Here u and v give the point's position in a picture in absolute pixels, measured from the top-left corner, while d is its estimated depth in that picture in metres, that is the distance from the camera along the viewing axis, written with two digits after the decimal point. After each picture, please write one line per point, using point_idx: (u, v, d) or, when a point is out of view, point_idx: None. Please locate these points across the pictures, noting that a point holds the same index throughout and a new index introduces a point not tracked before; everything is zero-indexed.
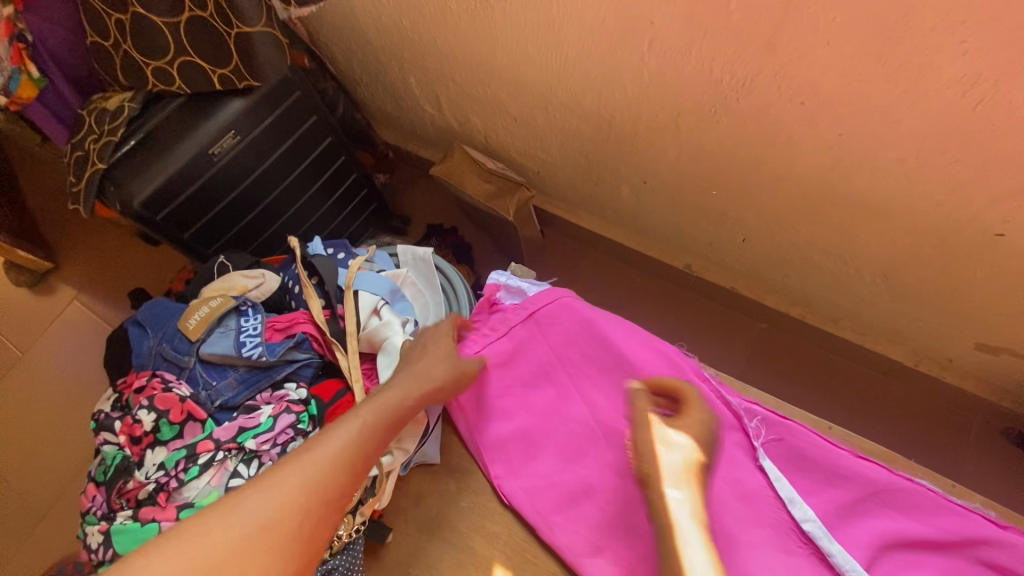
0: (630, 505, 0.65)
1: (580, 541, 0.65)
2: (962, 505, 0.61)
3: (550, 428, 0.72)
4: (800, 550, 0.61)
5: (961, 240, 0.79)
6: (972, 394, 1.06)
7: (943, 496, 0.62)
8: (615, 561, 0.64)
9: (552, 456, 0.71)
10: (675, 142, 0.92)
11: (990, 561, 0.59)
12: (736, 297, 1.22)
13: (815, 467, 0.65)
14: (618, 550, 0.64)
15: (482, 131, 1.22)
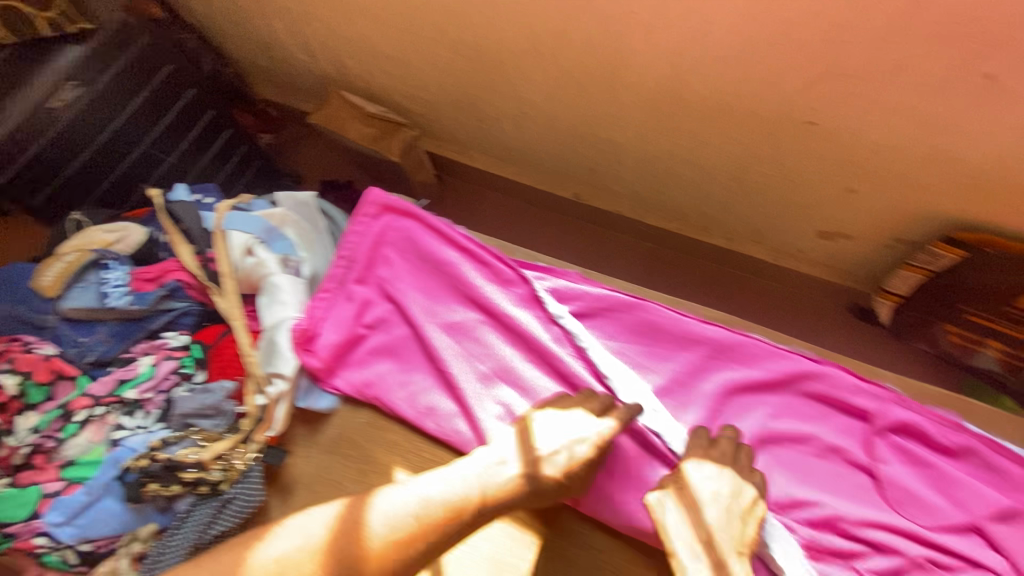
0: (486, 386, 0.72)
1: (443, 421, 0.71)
2: (787, 350, 0.71)
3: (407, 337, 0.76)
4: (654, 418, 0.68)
5: (782, 130, 0.88)
6: (824, 279, 1.17)
7: (772, 344, 0.71)
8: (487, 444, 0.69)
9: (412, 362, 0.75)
10: (538, 64, 0.96)
11: (814, 391, 0.69)
12: (623, 221, 1.30)
13: (667, 336, 0.73)
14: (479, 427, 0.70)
15: (361, 75, 1.19)
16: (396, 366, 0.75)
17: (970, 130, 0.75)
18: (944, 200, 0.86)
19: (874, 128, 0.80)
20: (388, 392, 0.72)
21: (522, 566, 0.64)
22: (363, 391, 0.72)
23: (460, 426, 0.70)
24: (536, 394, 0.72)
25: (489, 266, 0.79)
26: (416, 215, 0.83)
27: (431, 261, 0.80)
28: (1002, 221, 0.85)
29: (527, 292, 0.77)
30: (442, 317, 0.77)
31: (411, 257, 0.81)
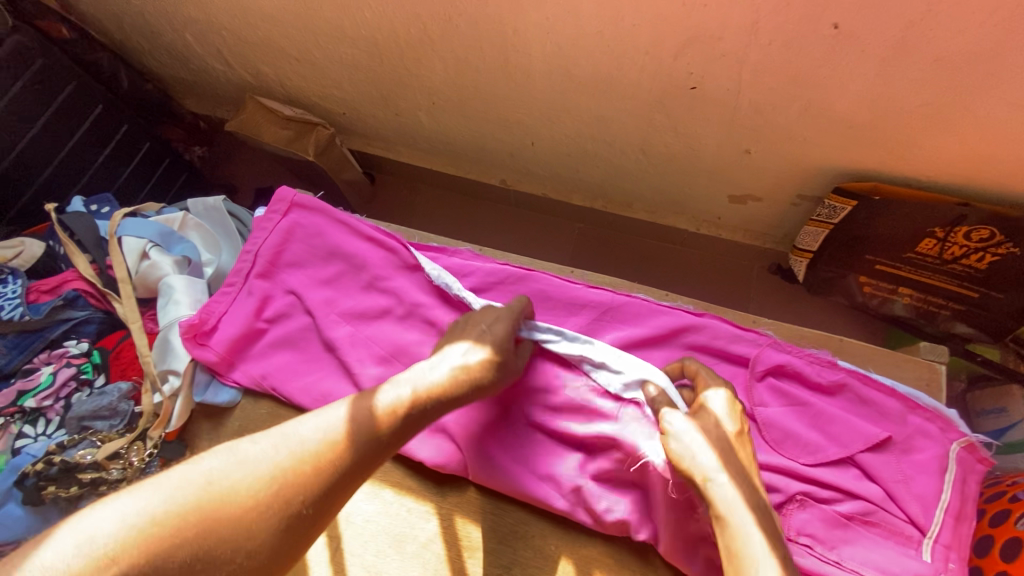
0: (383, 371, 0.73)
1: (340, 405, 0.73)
2: (669, 307, 0.74)
3: (308, 326, 0.78)
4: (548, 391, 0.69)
5: (669, 99, 0.90)
6: (743, 243, 1.20)
7: (654, 301, 0.74)
8: None
9: (313, 350, 0.77)
10: (436, 55, 0.98)
11: (694, 342, 0.72)
12: (550, 203, 1.32)
13: (556, 303, 0.76)
14: None
15: (276, 79, 1.20)
16: (297, 356, 0.76)
17: (836, 83, 0.77)
18: (831, 152, 0.88)
19: (751, 89, 0.82)
20: (288, 381, 0.75)
21: (429, 527, 0.67)
22: (263, 381, 0.74)
23: None
24: None
25: (393, 253, 0.79)
26: (311, 203, 0.82)
27: (335, 250, 0.80)
28: (887, 169, 0.88)
29: (428, 278, 0.77)
30: (339, 304, 0.78)
31: (315, 247, 0.81)
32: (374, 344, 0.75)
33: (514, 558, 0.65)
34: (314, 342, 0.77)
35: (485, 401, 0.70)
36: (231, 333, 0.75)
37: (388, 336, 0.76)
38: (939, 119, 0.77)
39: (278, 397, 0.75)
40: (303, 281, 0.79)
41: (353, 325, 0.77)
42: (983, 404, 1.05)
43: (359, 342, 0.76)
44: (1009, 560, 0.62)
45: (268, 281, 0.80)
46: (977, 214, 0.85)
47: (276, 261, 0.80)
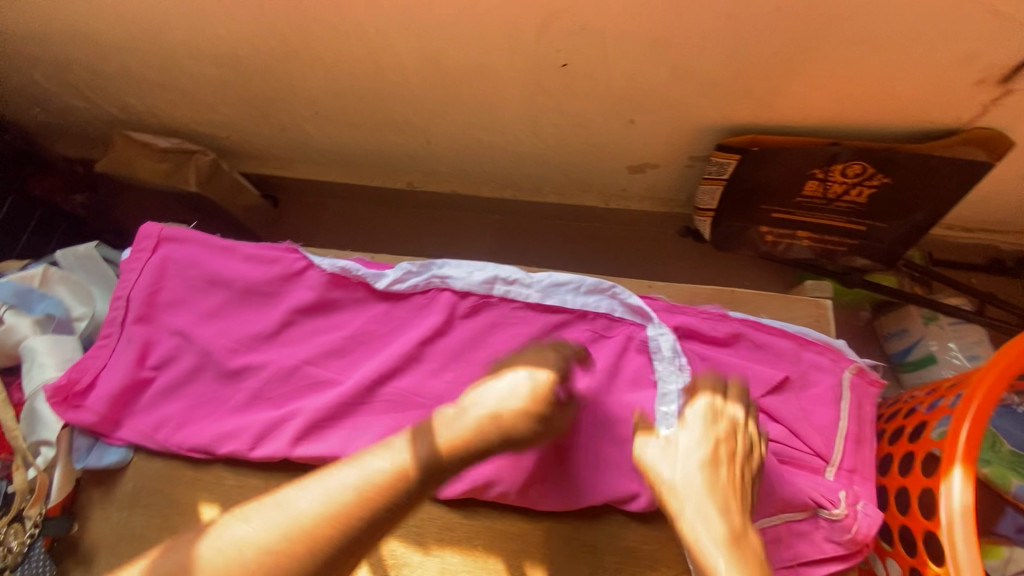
0: (287, 396, 0.70)
1: (240, 440, 0.67)
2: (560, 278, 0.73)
3: (198, 363, 0.72)
4: (458, 373, 0.70)
5: (546, 78, 0.89)
6: (652, 212, 1.22)
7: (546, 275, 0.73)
8: (294, 446, 0.67)
9: (207, 387, 0.71)
10: (306, 64, 0.94)
11: (591, 307, 0.72)
12: (461, 199, 1.30)
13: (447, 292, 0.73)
14: (283, 433, 0.67)
15: (147, 111, 1.12)
16: (191, 398, 0.71)
17: (694, 43, 0.78)
18: (707, 110, 0.90)
19: (619, 58, 0.83)
20: (185, 429, 0.69)
21: None
22: (157, 433, 0.69)
23: (264, 442, 0.67)
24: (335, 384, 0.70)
25: (277, 261, 0.75)
26: (185, 234, 0.77)
27: (212, 277, 0.75)
28: (761, 120, 0.91)
29: (318, 277, 0.74)
30: (229, 333, 0.73)
31: (190, 278, 0.75)
32: (270, 369, 0.71)
33: (439, 566, 0.63)
34: (207, 379, 0.72)
35: (392, 400, 0.69)
36: (114, 387, 0.70)
37: (285, 356, 0.71)
38: (795, 66, 0.79)
39: (175, 446, 0.69)
40: (186, 316, 0.74)
41: (245, 354, 0.72)
42: (888, 328, 1.12)
43: (255, 369, 0.71)
44: (904, 475, 0.65)
45: (147, 324, 0.74)
46: (847, 151, 0.89)
47: (153, 301, 0.75)
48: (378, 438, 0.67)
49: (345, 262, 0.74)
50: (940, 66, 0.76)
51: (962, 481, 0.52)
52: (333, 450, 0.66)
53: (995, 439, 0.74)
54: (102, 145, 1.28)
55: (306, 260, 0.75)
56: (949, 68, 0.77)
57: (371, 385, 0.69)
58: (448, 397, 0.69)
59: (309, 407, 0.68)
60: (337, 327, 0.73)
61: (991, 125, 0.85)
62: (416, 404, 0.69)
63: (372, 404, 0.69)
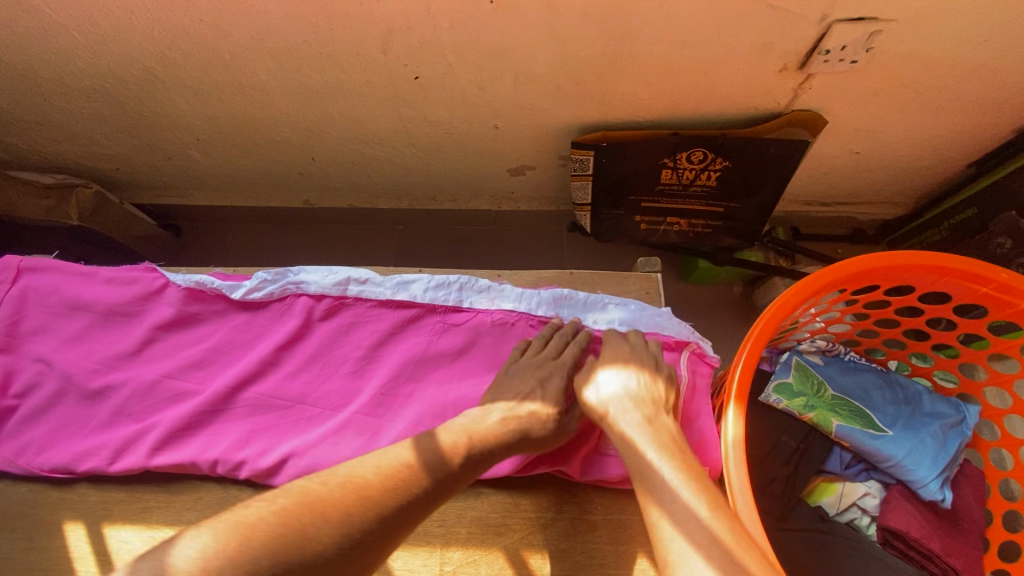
0: (149, 409, 0.72)
1: (100, 456, 0.69)
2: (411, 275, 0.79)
3: (60, 386, 0.74)
4: (316, 371, 0.74)
5: (404, 91, 0.95)
6: (541, 210, 1.29)
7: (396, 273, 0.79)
8: (153, 457, 0.68)
9: (70, 409, 0.73)
10: (175, 92, 0.97)
11: (439, 299, 0.78)
12: (361, 212, 1.34)
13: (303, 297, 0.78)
14: (143, 444, 0.69)
15: (29, 149, 1.13)
16: (54, 422, 0.72)
17: (525, 50, 0.85)
18: (558, 111, 0.98)
19: (464, 67, 0.89)
20: (48, 451, 0.70)
21: None
22: (17, 459, 0.70)
23: (123, 455, 0.69)
24: (195, 393, 0.72)
25: (138, 281, 0.78)
26: (48, 265, 0.80)
27: (74, 303, 0.77)
28: (608, 117, 0.99)
29: (176, 293, 0.77)
30: (91, 355, 0.75)
31: (53, 306, 0.78)
32: (130, 384, 0.73)
33: None
34: (70, 401, 0.73)
35: (252, 403, 0.72)
36: None
37: (146, 371, 0.74)
38: (621, 64, 0.87)
39: (36, 469, 0.70)
40: (49, 342, 0.76)
41: (107, 372, 0.74)
42: (760, 300, 1.23)
43: (116, 386, 0.73)
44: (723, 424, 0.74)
45: (10, 353, 0.75)
46: (685, 138, 0.98)
47: (16, 331, 0.76)
48: (236, 440, 0.69)
49: (200, 276, 0.78)
50: (744, 58, 0.85)
51: (734, 416, 0.63)
52: (191, 456, 0.68)
53: (820, 385, 0.84)
54: None
55: (167, 278, 0.78)
56: (752, 59, 0.85)
57: (232, 391, 0.72)
58: (306, 395, 0.73)
59: (170, 418, 0.70)
60: (197, 338, 0.76)
61: (807, 107, 0.95)
62: (275, 405, 0.72)
63: (233, 409, 0.71)
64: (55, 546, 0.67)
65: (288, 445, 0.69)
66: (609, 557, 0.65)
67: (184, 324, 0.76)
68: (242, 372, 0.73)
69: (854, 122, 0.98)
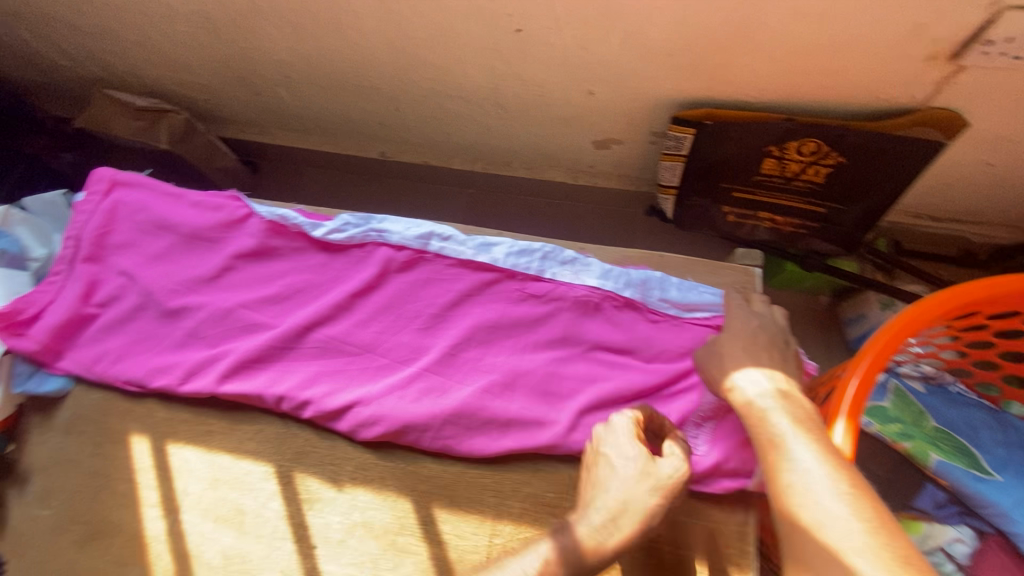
0: (220, 336, 0.72)
1: (172, 376, 0.70)
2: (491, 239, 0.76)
3: (139, 302, 0.75)
4: (385, 322, 0.73)
5: (502, 43, 0.90)
6: (619, 189, 1.22)
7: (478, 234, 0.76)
8: (221, 384, 0.68)
9: (146, 326, 0.74)
10: (271, 24, 0.96)
11: (518, 268, 0.75)
12: (433, 170, 1.31)
13: (380, 246, 0.76)
14: (212, 370, 0.70)
15: (127, 71, 1.15)
16: (131, 335, 0.73)
17: (642, 9, 0.78)
18: (662, 81, 0.91)
19: (570, 23, 0.83)
20: (124, 362, 0.72)
21: (268, 487, 0.66)
22: (94, 367, 0.72)
23: (192, 379, 0.69)
24: (266, 327, 0.72)
25: (222, 208, 0.78)
26: (140, 182, 0.81)
27: (160, 222, 0.78)
28: (715, 93, 0.91)
29: (259, 224, 0.77)
30: (171, 275, 0.76)
31: (141, 223, 0.79)
32: (205, 310, 0.73)
33: (351, 503, 0.65)
34: (146, 318, 0.74)
35: (320, 345, 0.71)
36: (57, 320, 0.73)
37: (221, 298, 0.74)
38: (745, 34, 0.79)
39: (111, 379, 0.71)
40: (132, 258, 0.77)
41: (184, 295, 0.74)
42: (847, 314, 1.13)
43: (191, 310, 0.73)
44: None
45: (96, 263, 0.77)
46: (800, 127, 0.89)
47: (104, 243, 0.78)
48: (302, 379, 0.69)
49: (285, 211, 0.77)
50: (887, 40, 0.76)
51: (843, 432, 0.57)
52: (258, 388, 0.68)
53: (920, 416, 0.77)
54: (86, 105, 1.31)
55: (249, 208, 0.78)
56: (899, 43, 0.75)
57: (303, 330, 0.71)
58: (374, 345, 0.71)
59: (243, 347, 0.71)
60: (272, 272, 0.75)
61: (947, 106, 0.84)
62: (342, 350, 0.71)
63: (302, 348, 0.71)
64: (122, 454, 0.69)
65: (353, 392, 0.68)
66: (670, 560, 0.61)
67: (262, 257, 0.76)
68: (314, 312, 0.72)
69: (1000, 129, 0.86)
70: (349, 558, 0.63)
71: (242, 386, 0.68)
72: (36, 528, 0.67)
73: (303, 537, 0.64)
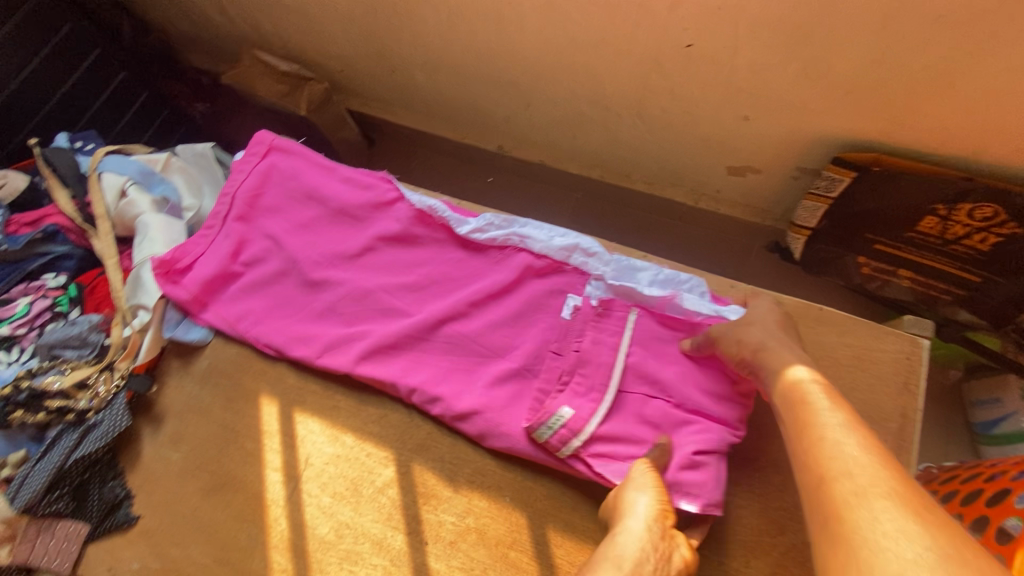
0: (356, 314, 0.73)
1: (311, 347, 0.71)
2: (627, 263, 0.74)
3: (283, 268, 0.76)
4: (517, 329, 0.71)
5: (664, 56, 0.86)
6: (741, 220, 1.16)
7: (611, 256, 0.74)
8: (357, 363, 0.70)
9: (287, 292, 0.75)
10: (430, 7, 0.96)
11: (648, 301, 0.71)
12: (547, 171, 1.28)
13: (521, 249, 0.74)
14: (349, 348, 0.71)
15: (276, 34, 1.18)
16: (273, 299, 0.75)
17: (835, 42, 0.73)
18: (831, 119, 0.85)
19: (750, 47, 0.79)
20: (264, 324, 0.74)
21: (386, 473, 0.67)
22: (235, 324, 0.74)
23: (328, 353, 0.71)
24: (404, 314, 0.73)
25: (372, 187, 0.79)
26: (293, 149, 0.82)
27: (312, 192, 0.80)
28: (890, 137, 0.84)
29: (406, 210, 0.77)
30: (315, 247, 0.77)
31: (292, 190, 0.80)
32: (343, 286, 0.74)
33: (466, 507, 0.65)
34: (288, 283, 0.76)
35: (454, 340, 0.71)
36: (206, 274, 0.75)
37: (362, 276, 0.75)
38: (948, 82, 0.73)
39: (251, 339, 0.73)
40: (280, 223, 0.79)
41: (325, 269, 0.76)
42: (976, 395, 1.04)
43: (332, 284, 0.75)
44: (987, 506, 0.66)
45: (246, 223, 0.79)
46: (980, 189, 0.81)
47: (254, 204, 0.80)
48: (434, 373, 0.69)
49: (433, 202, 0.77)
50: None
51: None
52: (393, 375, 0.69)
53: None
54: (227, 62, 1.37)
55: (397, 191, 0.78)
56: None
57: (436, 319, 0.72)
58: (505, 351, 0.70)
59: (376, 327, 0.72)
60: (412, 260, 0.76)
61: None
62: (473, 349, 0.70)
63: (434, 338, 0.71)
64: (251, 413, 0.71)
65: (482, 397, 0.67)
66: None
67: (405, 242, 0.77)
68: (452, 307, 0.72)
69: None
70: (458, 561, 0.63)
71: (377, 369, 0.69)
72: (166, 469, 0.70)
73: (416, 531, 0.64)
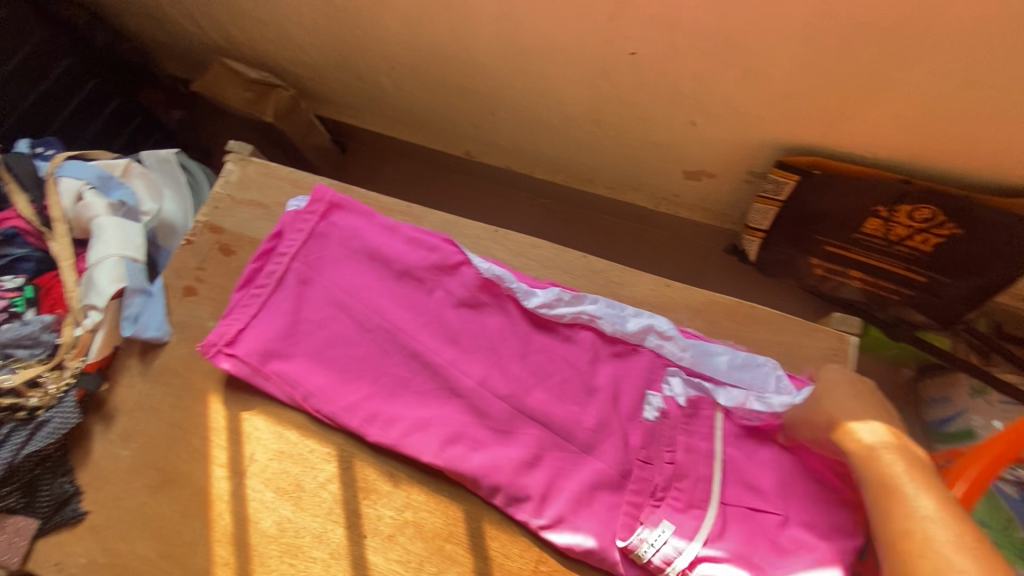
0: (420, 391, 0.70)
1: (365, 420, 0.69)
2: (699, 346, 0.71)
3: (341, 338, 0.73)
4: (581, 405, 0.68)
5: (611, 63, 0.89)
6: (700, 223, 1.18)
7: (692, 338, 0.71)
8: (422, 443, 0.67)
9: (344, 364, 0.72)
10: (389, 16, 0.98)
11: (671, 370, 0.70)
12: (513, 176, 1.31)
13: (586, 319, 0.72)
14: (407, 424, 0.68)
15: (246, 43, 1.21)
16: (332, 369, 0.71)
17: (769, 50, 0.76)
18: (774, 123, 0.87)
19: (690, 54, 0.81)
20: (322, 399, 0.70)
21: (328, 469, 0.69)
22: (279, 387, 0.71)
23: (388, 431, 0.68)
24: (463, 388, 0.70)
25: (437, 250, 0.76)
26: (359, 208, 0.79)
27: (375, 254, 0.77)
28: (830, 142, 0.87)
29: (473, 275, 0.75)
30: (377, 317, 0.73)
31: (354, 250, 0.77)
32: (405, 359, 0.71)
33: (404, 501, 0.66)
34: (344, 353, 0.72)
35: (517, 414, 0.68)
36: (257, 344, 0.71)
37: (425, 348, 0.72)
38: (878, 88, 0.75)
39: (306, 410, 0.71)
40: (343, 289, 0.75)
41: (382, 340, 0.72)
42: (929, 393, 1.06)
43: (395, 358, 0.72)
44: None
45: (310, 287, 0.75)
46: (917, 191, 0.84)
47: (320, 266, 0.76)
48: (493, 449, 0.66)
49: (501, 270, 0.74)
50: None
51: None
52: (446, 449, 0.66)
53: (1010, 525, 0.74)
54: (201, 69, 1.39)
55: (462, 255, 0.76)
56: None
57: (487, 386, 0.70)
58: (557, 421, 0.67)
59: (417, 389, 0.70)
60: (477, 333, 0.73)
61: None
62: (534, 422, 0.67)
63: (471, 402, 0.69)
64: (200, 411, 0.73)
65: (544, 474, 0.65)
66: None
67: (467, 310, 0.74)
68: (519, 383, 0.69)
69: None
70: (395, 554, 0.64)
71: (430, 443, 0.67)
72: (115, 465, 0.71)
73: (355, 525, 0.66)
